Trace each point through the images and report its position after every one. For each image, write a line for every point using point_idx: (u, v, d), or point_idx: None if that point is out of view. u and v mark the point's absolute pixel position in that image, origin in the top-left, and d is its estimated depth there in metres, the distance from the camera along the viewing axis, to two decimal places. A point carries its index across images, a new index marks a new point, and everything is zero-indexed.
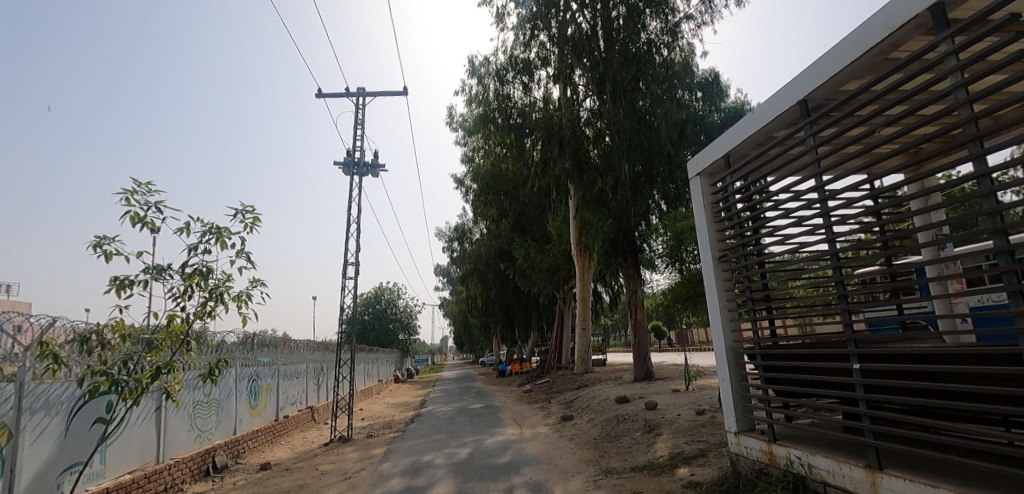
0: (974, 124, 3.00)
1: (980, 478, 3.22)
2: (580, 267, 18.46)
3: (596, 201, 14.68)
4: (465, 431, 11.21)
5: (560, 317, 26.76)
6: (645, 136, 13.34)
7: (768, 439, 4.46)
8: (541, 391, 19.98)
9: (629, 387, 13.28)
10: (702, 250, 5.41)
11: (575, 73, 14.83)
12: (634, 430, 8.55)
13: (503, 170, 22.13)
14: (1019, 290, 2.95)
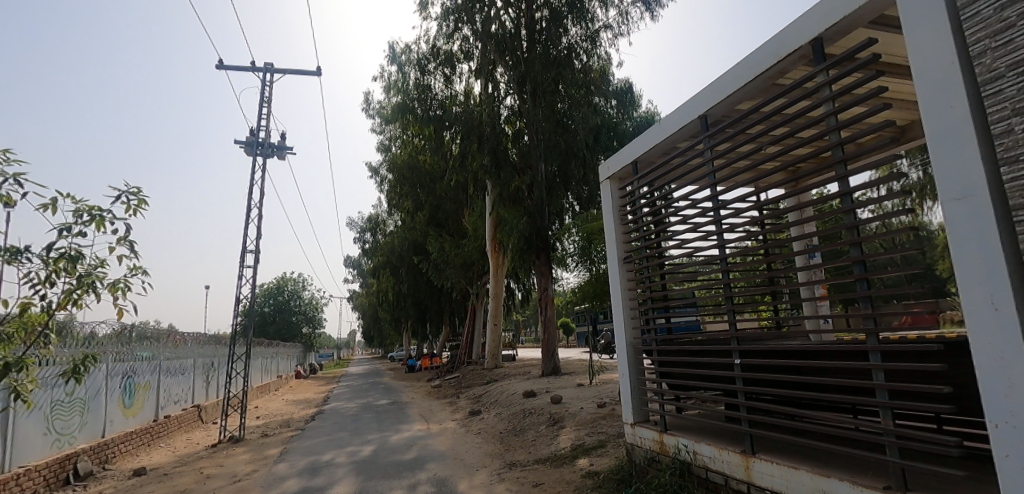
0: (840, 148, 3.42)
1: (831, 458, 3.70)
2: (494, 263, 18.60)
3: (512, 199, 14.91)
4: (370, 428, 10.88)
5: (473, 313, 26.85)
6: (563, 138, 13.97)
7: (660, 429, 4.77)
8: (450, 386, 19.91)
9: (536, 382, 13.64)
10: (609, 251, 5.66)
11: (497, 70, 14.88)
12: (539, 422, 8.80)
13: (420, 161, 21.80)
14: (869, 294, 3.40)
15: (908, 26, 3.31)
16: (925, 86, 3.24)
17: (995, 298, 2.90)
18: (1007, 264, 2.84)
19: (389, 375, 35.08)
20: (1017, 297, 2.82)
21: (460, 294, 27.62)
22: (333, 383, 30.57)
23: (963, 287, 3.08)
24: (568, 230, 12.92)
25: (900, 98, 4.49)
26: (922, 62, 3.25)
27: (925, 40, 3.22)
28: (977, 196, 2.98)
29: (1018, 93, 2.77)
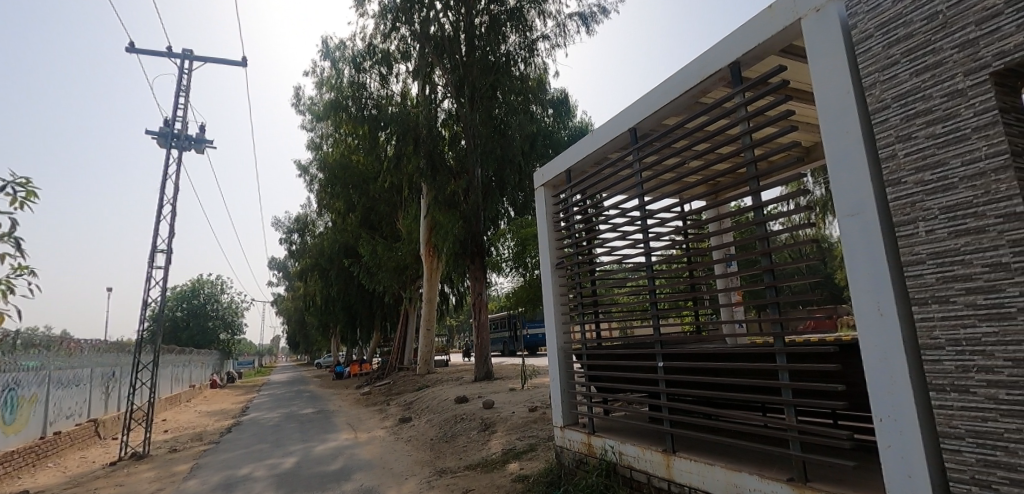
0: (754, 165, 3.70)
1: (742, 454, 3.96)
2: (429, 267, 18.36)
3: (448, 202, 14.84)
4: (293, 439, 10.35)
5: (406, 317, 26.35)
6: (499, 143, 14.15)
7: (588, 431, 4.90)
8: (380, 393, 19.38)
9: (468, 387, 13.58)
10: (542, 257, 5.75)
11: (435, 73, 14.77)
12: (471, 428, 8.77)
13: (353, 160, 21.19)
14: (777, 300, 3.69)
15: (813, 54, 3.60)
16: (826, 110, 3.56)
17: (882, 304, 3.25)
18: (891, 274, 3.20)
19: (316, 382, 33.57)
20: (898, 303, 3.18)
21: (393, 298, 27.00)
22: (253, 392, 28.80)
23: (854, 294, 3.43)
24: (503, 235, 13.01)
25: (806, 122, 4.93)
26: (823, 89, 3.57)
27: (827, 70, 3.54)
28: (868, 213, 3.33)
29: (901, 122, 3.13)
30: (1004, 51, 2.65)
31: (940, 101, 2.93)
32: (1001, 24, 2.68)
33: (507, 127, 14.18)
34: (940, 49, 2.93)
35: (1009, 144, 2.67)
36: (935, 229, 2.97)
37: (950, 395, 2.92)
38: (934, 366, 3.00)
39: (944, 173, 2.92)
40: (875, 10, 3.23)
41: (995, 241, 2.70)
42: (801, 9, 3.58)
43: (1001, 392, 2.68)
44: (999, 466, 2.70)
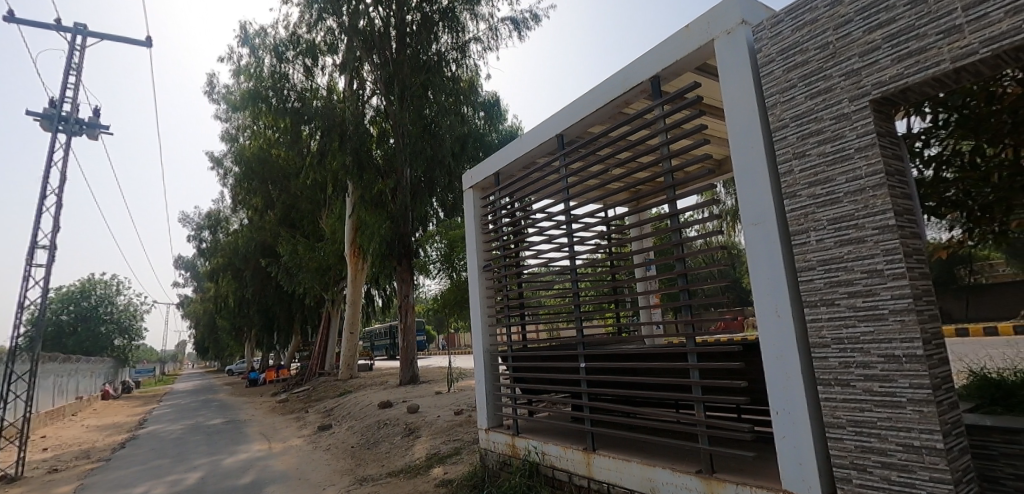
0: (671, 175, 3.92)
1: (657, 449, 4.15)
2: (353, 268, 17.74)
3: (375, 202, 14.52)
4: (198, 452, 9.61)
5: (326, 321, 25.05)
6: (428, 144, 13.95)
7: (513, 433, 4.94)
8: (298, 400, 18.45)
9: (392, 392, 13.27)
10: (470, 259, 5.74)
11: (364, 68, 14.35)
12: (394, 433, 8.55)
13: (273, 155, 20.30)
14: (689, 302, 3.92)
15: (724, 73, 3.85)
16: (734, 126, 3.82)
17: (778, 307, 3.54)
18: (787, 279, 3.49)
19: (228, 390, 31.37)
20: (793, 306, 3.47)
21: (315, 300, 25.82)
22: (153, 402, 26.36)
23: (755, 297, 3.71)
24: (431, 237, 12.81)
25: (718, 137, 5.26)
26: (732, 105, 3.83)
27: (735, 88, 3.80)
28: (768, 223, 3.61)
29: (797, 140, 3.43)
30: (882, 82, 2.99)
31: (830, 123, 3.25)
32: (879, 58, 3.02)
33: (437, 127, 14.04)
34: (830, 76, 3.26)
35: (884, 165, 3.01)
36: (823, 239, 3.28)
37: (833, 389, 3.25)
38: (821, 362, 3.32)
39: (832, 188, 3.24)
40: (777, 36, 3.53)
41: (872, 251, 3.04)
42: (714, 30, 3.80)
43: (876, 385, 3.03)
44: (874, 451, 3.04)
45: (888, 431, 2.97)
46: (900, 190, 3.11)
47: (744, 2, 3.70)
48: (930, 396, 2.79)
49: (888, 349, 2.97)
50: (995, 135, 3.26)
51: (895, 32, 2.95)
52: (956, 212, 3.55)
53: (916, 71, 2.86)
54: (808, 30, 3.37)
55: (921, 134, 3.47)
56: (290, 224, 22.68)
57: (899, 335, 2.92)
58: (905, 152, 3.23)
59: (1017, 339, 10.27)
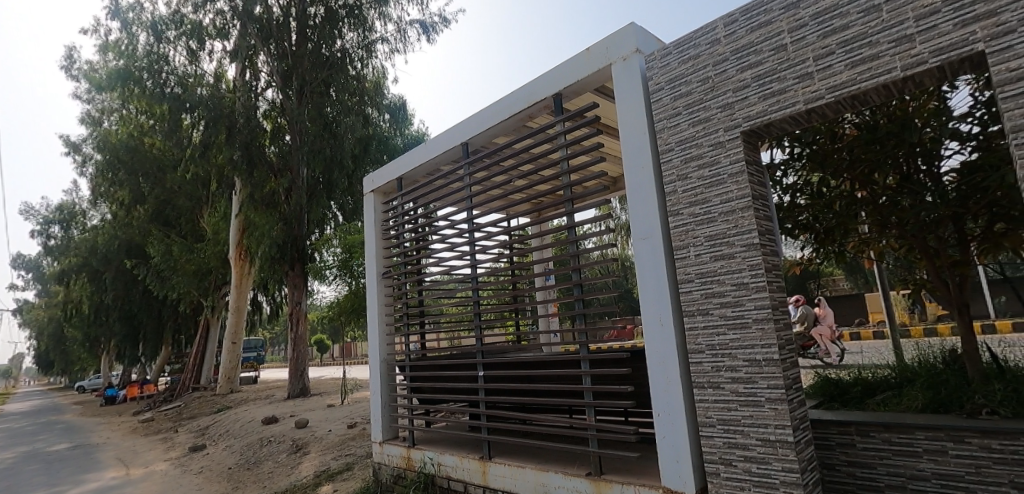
0: (570, 189, 4.10)
1: (550, 454, 4.27)
2: (239, 272, 16.33)
3: (266, 202, 13.55)
4: (32, 484, 8.24)
5: (205, 330, 22.68)
6: (328, 144, 13.23)
7: (408, 444, 4.81)
8: (167, 418, 16.53)
9: (279, 406, 12.35)
10: (369, 266, 5.54)
11: (258, 57, 13.38)
12: (279, 451, 7.97)
13: (145, 143, 18.28)
14: (583, 311, 4.10)
15: (619, 96, 4.10)
16: (627, 146, 4.07)
17: (661, 316, 3.80)
18: (669, 290, 3.77)
19: (78, 410, 27.26)
20: (674, 315, 3.76)
21: (192, 307, 23.29)
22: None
23: (642, 307, 3.96)
24: (328, 240, 12.15)
25: (613, 154, 5.58)
26: (626, 127, 4.08)
27: (629, 111, 4.05)
28: (654, 238, 3.88)
29: (681, 163, 3.74)
30: (751, 116, 3.38)
31: (708, 149, 3.59)
32: (748, 94, 3.41)
33: (339, 126, 13.45)
34: (709, 107, 3.60)
35: (751, 190, 3.39)
36: (701, 254, 3.60)
37: (706, 391, 3.56)
38: (696, 367, 3.62)
39: (708, 208, 3.57)
40: (666, 67, 3.84)
41: (740, 266, 3.40)
42: (612, 55, 4.05)
43: (741, 386, 3.37)
44: (737, 446, 3.37)
45: (750, 428, 3.32)
46: (763, 213, 3.51)
47: (639, 32, 3.97)
48: (783, 395, 3.16)
49: (751, 354, 3.33)
50: (835, 169, 3.71)
51: (763, 73, 3.34)
52: (806, 233, 4.03)
53: (777, 109, 3.27)
54: (692, 64, 3.70)
55: (781, 164, 3.98)
56: (165, 222, 20.35)
57: (760, 341, 3.29)
58: (767, 179, 3.66)
59: (851, 345, 11.96)
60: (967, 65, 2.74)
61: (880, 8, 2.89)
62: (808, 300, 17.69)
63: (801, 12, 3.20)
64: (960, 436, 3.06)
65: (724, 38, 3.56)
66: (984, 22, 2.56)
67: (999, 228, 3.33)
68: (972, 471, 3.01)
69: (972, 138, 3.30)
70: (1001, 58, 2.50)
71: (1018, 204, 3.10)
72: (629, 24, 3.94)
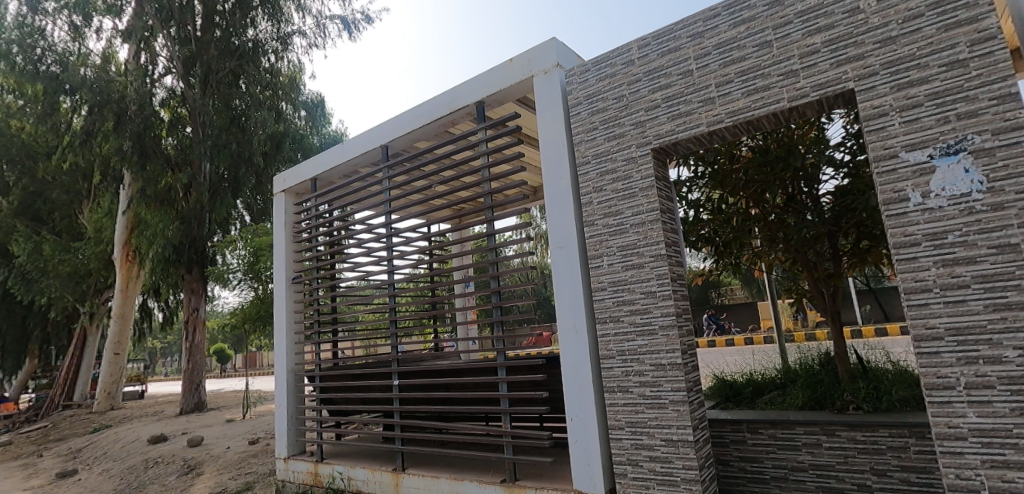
0: (490, 196, 4.13)
1: (466, 462, 4.24)
2: (125, 275, 14.65)
3: (161, 199, 12.49)
4: None
5: (81, 341, 20.00)
6: (234, 138, 12.24)
7: (316, 459, 4.57)
8: (30, 441, 14.49)
9: (170, 423, 11.22)
10: (278, 270, 5.24)
11: (157, 40, 12.30)
12: (167, 473, 7.26)
13: (13, 127, 16.24)
14: (501, 319, 4.12)
15: (540, 107, 4.19)
16: (546, 156, 4.17)
17: (576, 323, 3.91)
18: (583, 298, 3.89)
19: None
20: (587, 322, 3.88)
21: (66, 314, 20.66)
22: None
23: (558, 314, 4.04)
24: (232, 241, 11.28)
25: (533, 164, 5.70)
26: (546, 138, 4.17)
27: (548, 123, 4.15)
28: (570, 247, 3.99)
29: (596, 176, 3.89)
30: (660, 134, 3.59)
31: (622, 163, 3.76)
32: (658, 114, 3.62)
33: (247, 120, 12.47)
34: (623, 123, 3.78)
35: (659, 204, 3.60)
36: (613, 263, 3.76)
37: (616, 395, 3.71)
38: (607, 372, 3.76)
39: (621, 219, 3.74)
40: (584, 82, 3.99)
41: (648, 275, 3.59)
42: (534, 68, 4.14)
43: (648, 389, 3.54)
44: (644, 447, 3.53)
45: (655, 429, 3.49)
46: (670, 225, 3.73)
47: (559, 48, 4.10)
48: (685, 397, 3.37)
49: (657, 358, 3.51)
50: (732, 188, 4.03)
51: (671, 94, 3.57)
52: (708, 245, 4.32)
53: (683, 129, 3.50)
54: (608, 82, 3.87)
55: (686, 181, 4.26)
56: (35, 216, 17.94)
57: (665, 347, 3.49)
58: (673, 195, 3.90)
59: (745, 349, 12.99)
60: (840, 101, 3.10)
61: (771, 44, 3.20)
62: (709, 309, 19.06)
63: (705, 41, 3.47)
64: (832, 429, 3.43)
65: (638, 59, 3.76)
66: (853, 64, 2.93)
67: (865, 245, 3.75)
68: (842, 461, 3.38)
69: (844, 165, 3.72)
70: (867, 96, 2.87)
71: (880, 224, 3.54)
72: (551, 39, 4.06)
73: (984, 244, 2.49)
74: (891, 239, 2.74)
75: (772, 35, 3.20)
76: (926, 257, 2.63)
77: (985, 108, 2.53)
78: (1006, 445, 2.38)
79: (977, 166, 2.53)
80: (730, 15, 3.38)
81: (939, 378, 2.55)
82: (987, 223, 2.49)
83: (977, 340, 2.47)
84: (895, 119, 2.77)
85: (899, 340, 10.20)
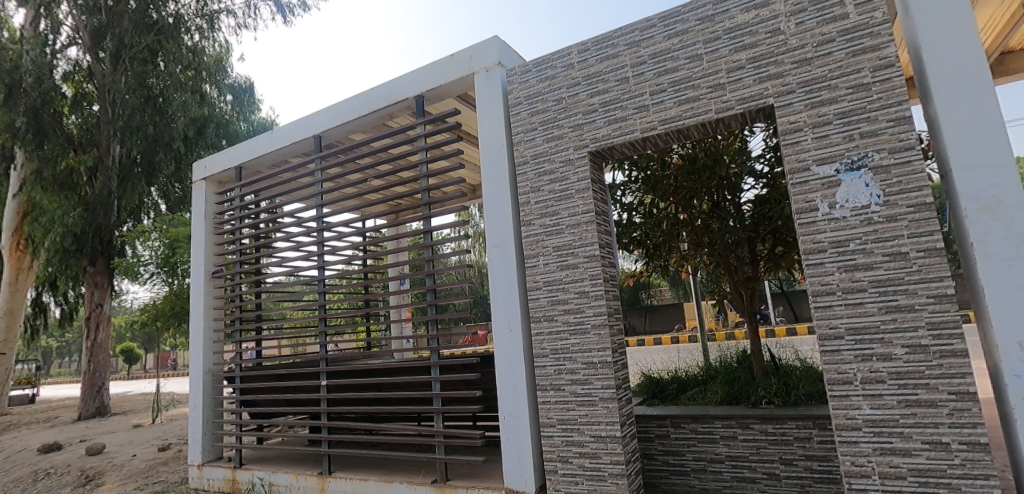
0: (428, 193, 4.07)
1: (396, 463, 4.16)
2: (14, 267, 13.12)
3: (61, 184, 11.52)
4: None
5: None
6: (151, 120, 11.17)
7: (234, 465, 4.31)
8: None
9: (66, 430, 10.23)
10: (195, 264, 4.90)
11: (60, 7, 11.12)
12: (59, 485, 6.61)
13: None
14: (436, 317, 4.08)
15: (480, 105, 4.16)
16: (485, 155, 4.15)
17: (511, 322, 3.93)
18: (518, 297, 3.92)
19: None
20: (522, 321, 3.91)
21: None
22: None
23: (492, 313, 4.03)
24: (145, 232, 10.39)
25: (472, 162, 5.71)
26: (485, 136, 4.16)
27: (488, 121, 4.14)
28: (506, 246, 4.00)
29: (534, 176, 3.92)
30: (597, 138, 3.68)
31: (559, 165, 3.82)
32: (596, 118, 3.70)
33: (165, 102, 11.31)
34: (561, 125, 3.84)
35: (594, 206, 3.69)
36: (548, 263, 3.81)
37: (548, 393, 3.75)
38: (540, 370, 3.81)
39: (557, 220, 3.79)
40: (525, 83, 4.01)
41: (582, 275, 3.67)
42: (475, 65, 4.11)
43: (579, 387, 3.62)
44: (574, 444, 3.61)
45: (585, 426, 3.58)
46: (604, 227, 3.83)
47: (501, 46, 4.10)
48: (614, 394, 3.47)
49: (588, 357, 3.60)
50: (663, 193, 4.20)
51: (608, 100, 3.66)
52: (639, 248, 4.47)
53: (618, 134, 3.60)
54: (549, 83, 3.91)
55: (620, 185, 4.40)
56: None
57: (597, 345, 3.58)
58: (608, 198, 4.00)
59: (671, 347, 13.62)
60: (761, 115, 3.31)
61: (701, 57, 3.35)
62: (639, 309, 19.87)
63: (641, 50, 3.58)
64: (746, 422, 3.65)
65: (577, 63, 3.83)
66: (773, 81, 3.12)
67: (779, 250, 4.03)
68: (754, 452, 3.62)
69: (763, 176, 3.98)
70: (784, 112, 3.07)
71: (792, 233, 3.83)
72: (492, 37, 4.05)
73: (880, 252, 2.73)
74: (801, 245, 2.95)
75: (703, 49, 3.35)
76: (831, 263, 2.86)
77: (883, 128, 2.79)
78: (893, 433, 2.63)
79: (875, 181, 2.78)
80: (665, 27, 3.51)
81: (838, 374, 2.78)
82: (884, 233, 2.73)
83: (871, 339, 2.72)
84: (808, 135, 2.99)
85: (805, 340, 11.10)
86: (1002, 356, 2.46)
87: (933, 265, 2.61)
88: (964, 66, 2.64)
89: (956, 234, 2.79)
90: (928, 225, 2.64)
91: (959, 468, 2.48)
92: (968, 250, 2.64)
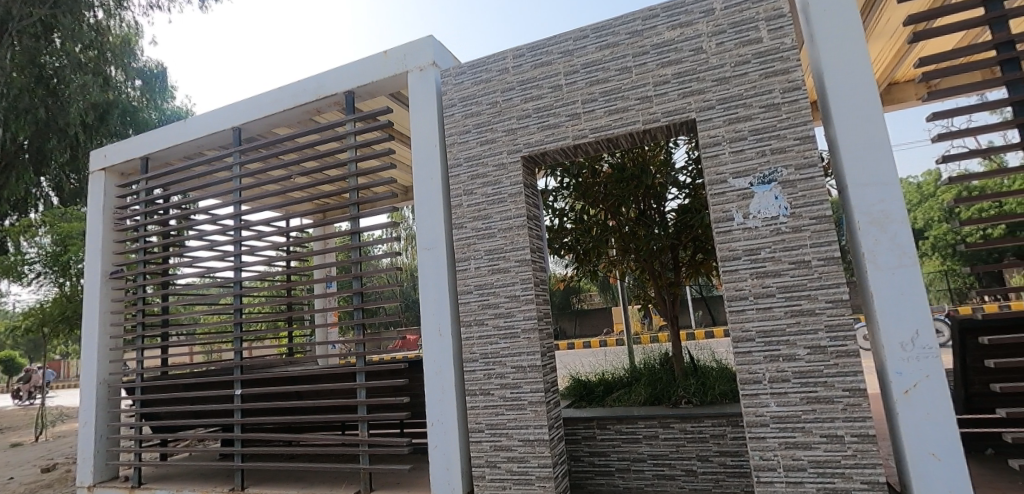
0: (356, 192, 3.94)
1: (317, 475, 3.97)
2: None
3: None
4: None
5: None
6: (42, 104, 9.79)
7: (132, 485, 3.94)
8: None
9: None
10: (90, 264, 4.47)
11: None
12: None
13: None
14: (362, 322, 3.93)
15: (413, 104, 4.08)
16: (417, 155, 4.07)
17: (440, 326, 3.86)
18: (448, 300, 3.86)
19: None
20: (452, 325, 3.86)
21: None
22: None
23: (422, 316, 3.95)
24: (32, 227, 9.48)
25: (403, 162, 5.63)
26: (417, 136, 4.08)
27: (420, 120, 4.06)
28: (437, 249, 3.94)
29: (467, 179, 3.89)
30: (530, 143, 3.71)
31: (493, 169, 3.81)
32: (529, 123, 3.73)
33: (60, 84, 9.80)
34: (495, 129, 3.84)
35: (526, 210, 3.72)
36: (480, 267, 3.79)
37: (477, 397, 3.73)
38: (469, 375, 3.77)
39: (489, 224, 3.79)
40: (460, 85, 3.98)
41: (513, 279, 3.68)
42: (409, 64, 4.03)
43: (508, 391, 3.62)
44: (502, 448, 3.60)
45: (514, 430, 3.58)
46: (535, 232, 3.86)
47: (436, 46, 4.04)
48: (542, 398, 3.50)
49: (518, 361, 3.61)
50: (594, 199, 4.31)
51: (542, 106, 3.70)
52: (569, 253, 4.55)
53: (551, 140, 3.65)
54: (483, 86, 3.90)
55: (552, 191, 4.47)
56: None
57: (526, 349, 3.59)
58: (539, 203, 4.04)
59: (598, 351, 14.02)
60: (684, 128, 3.47)
61: (630, 69, 3.47)
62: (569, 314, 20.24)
63: (574, 59, 3.65)
64: (667, 422, 3.80)
65: (512, 68, 3.84)
66: (696, 97, 3.28)
67: (699, 257, 4.24)
68: (674, 450, 3.77)
69: (685, 186, 4.18)
70: (705, 127, 3.23)
71: (711, 240, 4.06)
72: (427, 36, 3.99)
73: (787, 260, 2.94)
74: (718, 253, 3.10)
75: (632, 62, 3.47)
76: (744, 270, 3.03)
77: (790, 146, 3.01)
78: (796, 428, 2.83)
79: (783, 194, 2.99)
80: (597, 38, 3.60)
81: (749, 374, 2.96)
82: (790, 242, 2.94)
83: (778, 341, 2.91)
84: (725, 148, 3.16)
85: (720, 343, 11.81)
86: (887, 356, 2.72)
87: (831, 272, 2.84)
88: (858, 91, 2.90)
89: (849, 244, 3.06)
90: (828, 236, 2.87)
91: (851, 458, 2.71)
92: (860, 259, 2.90)
